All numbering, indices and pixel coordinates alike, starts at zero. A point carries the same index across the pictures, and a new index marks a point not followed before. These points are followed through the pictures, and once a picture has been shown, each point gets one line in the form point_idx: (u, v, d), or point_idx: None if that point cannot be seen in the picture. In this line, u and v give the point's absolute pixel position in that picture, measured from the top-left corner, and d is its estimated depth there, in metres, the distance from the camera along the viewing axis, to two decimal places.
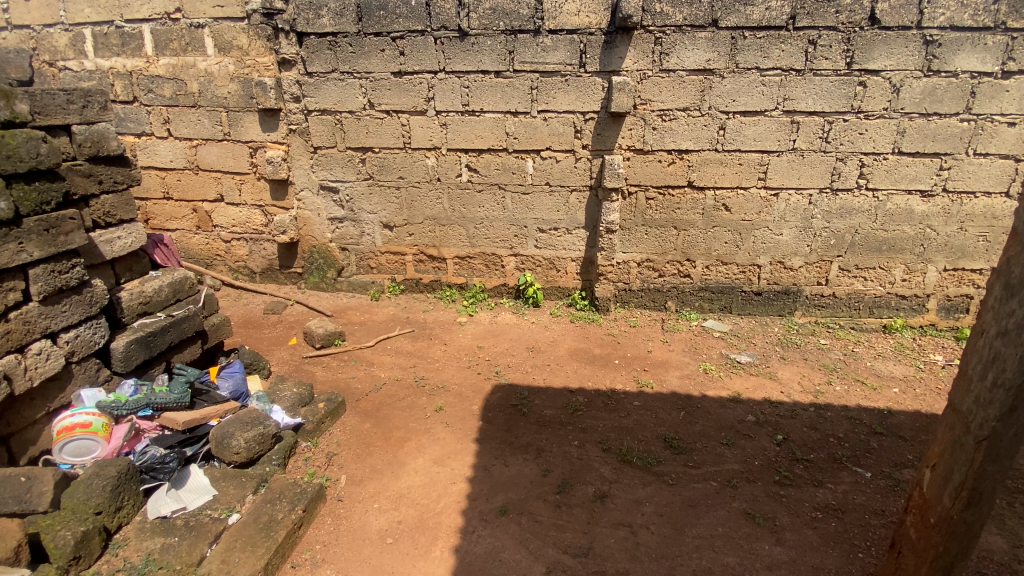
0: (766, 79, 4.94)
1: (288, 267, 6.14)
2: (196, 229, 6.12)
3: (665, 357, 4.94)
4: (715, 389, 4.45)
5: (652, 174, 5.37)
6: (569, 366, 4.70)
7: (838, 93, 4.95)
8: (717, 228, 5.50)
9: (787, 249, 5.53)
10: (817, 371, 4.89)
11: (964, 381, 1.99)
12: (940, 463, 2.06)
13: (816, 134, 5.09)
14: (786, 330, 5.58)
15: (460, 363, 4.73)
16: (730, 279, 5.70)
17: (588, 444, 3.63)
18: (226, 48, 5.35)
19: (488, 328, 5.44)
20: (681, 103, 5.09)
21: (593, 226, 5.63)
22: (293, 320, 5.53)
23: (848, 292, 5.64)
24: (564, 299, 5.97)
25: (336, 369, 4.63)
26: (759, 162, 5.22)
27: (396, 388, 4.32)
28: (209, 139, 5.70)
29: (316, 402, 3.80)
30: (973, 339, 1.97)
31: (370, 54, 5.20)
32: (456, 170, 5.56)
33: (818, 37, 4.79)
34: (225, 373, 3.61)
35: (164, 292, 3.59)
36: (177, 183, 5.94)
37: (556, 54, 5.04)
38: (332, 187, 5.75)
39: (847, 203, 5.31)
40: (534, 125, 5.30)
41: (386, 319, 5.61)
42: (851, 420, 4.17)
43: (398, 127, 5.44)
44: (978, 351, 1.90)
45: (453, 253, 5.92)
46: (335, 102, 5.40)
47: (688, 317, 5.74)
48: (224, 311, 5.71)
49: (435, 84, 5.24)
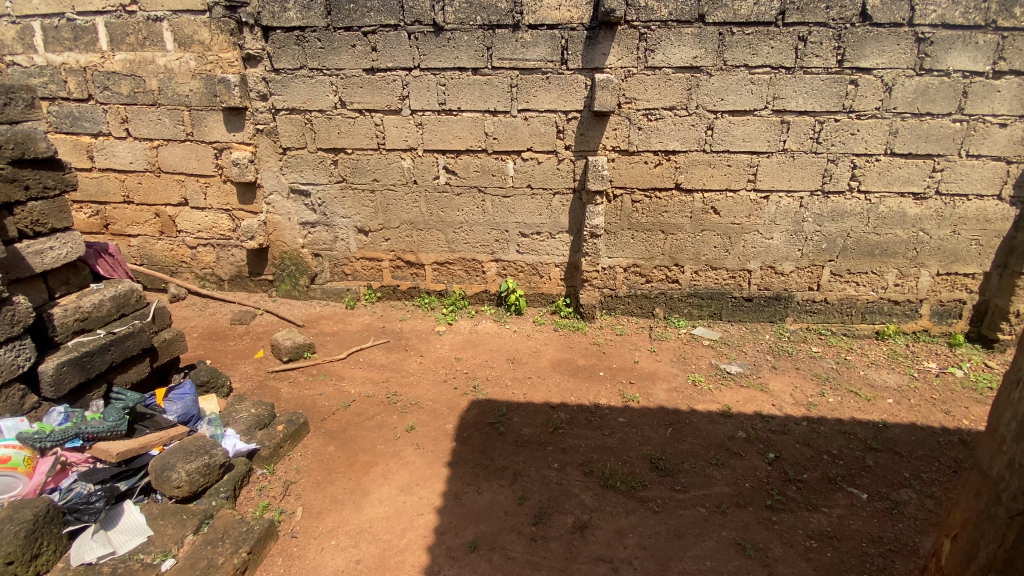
0: (755, 77, 4.74)
1: (258, 275, 5.84)
2: (160, 235, 5.80)
3: (653, 368, 4.71)
4: (704, 403, 4.23)
5: (638, 176, 5.14)
6: (551, 378, 4.46)
7: (829, 91, 4.75)
8: (705, 232, 5.29)
9: (777, 254, 5.33)
10: (809, 381, 4.70)
11: (992, 438, 1.76)
12: (963, 534, 1.84)
13: (807, 135, 4.90)
14: (778, 337, 5.39)
15: (436, 377, 4.47)
16: (720, 284, 5.50)
17: (569, 466, 3.39)
18: (187, 43, 5.06)
19: (468, 337, 5.18)
20: (667, 102, 4.87)
21: (577, 230, 5.40)
22: (262, 331, 5.23)
23: (841, 297, 5.46)
24: (547, 307, 5.72)
25: (303, 385, 4.35)
26: (748, 163, 5.02)
27: (366, 405, 4.06)
28: (171, 139, 5.39)
29: (276, 423, 3.54)
30: (1006, 391, 1.73)
31: (340, 49, 4.92)
32: (433, 172, 5.29)
33: (808, 34, 4.59)
34: (173, 396, 3.39)
35: (105, 307, 3.35)
36: (138, 186, 5.62)
37: (536, 51, 4.79)
38: (302, 190, 5.46)
39: (839, 206, 5.12)
40: (514, 125, 5.05)
41: (360, 329, 5.32)
42: (845, 435, 3.97)
43: (371, 127, 5.16)
44: (1013, 406, 1.67)
45: (432, 259, 5.65)
46: (304, 100, 5.11)
47: (676, 324, 5.53)
48: (188, 322, 5.40)
49: (409, 82, 4.97)
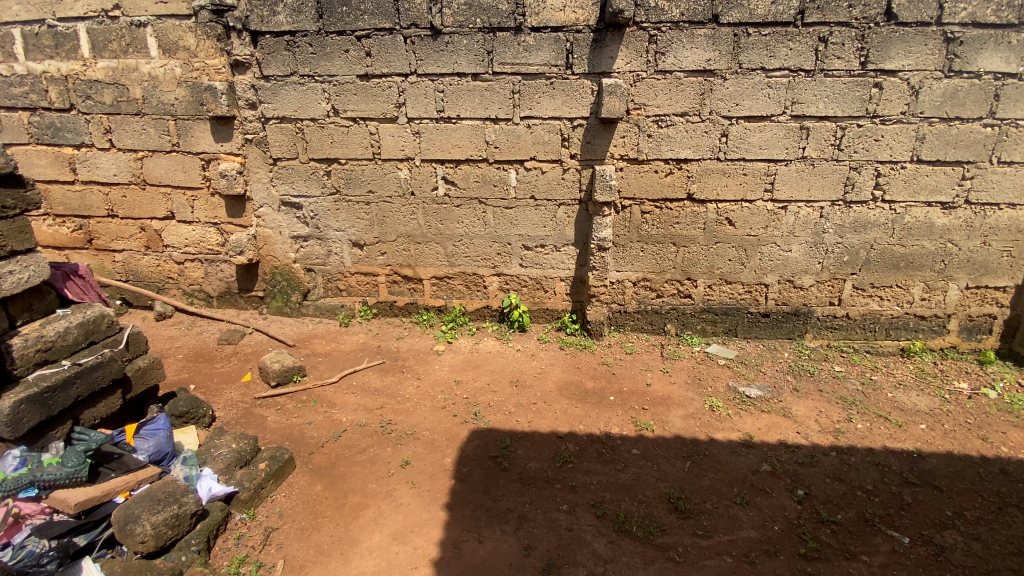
0: (772, 81, 4.46)
1: (248, 291, 5.55)
2: (146, 249, 5.53)
3: (666, 391, 4.40)
4: (723, 431, 3.92)
5: (648, 186, 4.86)
6: (558, 404, 4.15)
7: (851, 95, 4.47)
8: (720, 244, 5.00)
9: (796, 267, 5.03)
10: (835, 405, 4.37)
11: None
12: None
13: (827, 141, 4.61)
14: (797, 355, 5.08)
15: (435, 402, 4.17)
16: (735, 299, 5.20)
17: (579, 508, 3.09)
18: (172, 49, 4.81)
19: (468, 357, 4.88)
20: (678, 107, 4.59)
21: (584, 243, 5.12)
22: (250, 352, 4.95)
23: (864, 312, 5.15)
24: (553, 323, 5.42)
25: (292, 413, 4.06)
26: (765, 172, 4.73)
27: (358, 435, 3.76)
28: (156, 150, 5.13)
29: (259, 460, 3.24)
30: None
31: (333, 55, 4.66)
32: (431, 183, 5.02)
33: (830, 34, 4.32)
34: (144, 432, 3.11)
35: (71, 334, 3.07)
36: (122, 199, 5.35)
37: (539, 55, 4.53)
38: (293, 202, 5.19)
39: (862, 216, 4.82)
40: (516, 133, 4.78)
41: (354, 349, 5.03)
42: (878, 467, 3.66)
43: (367, 136, 4.89)
44: None
45: (430, 274, 5.36)
46: (295, 108, 4.85)
47: (689, 342, 5.22)
48: (174, 342, 5.12)
49: (406, 89, 4.70)
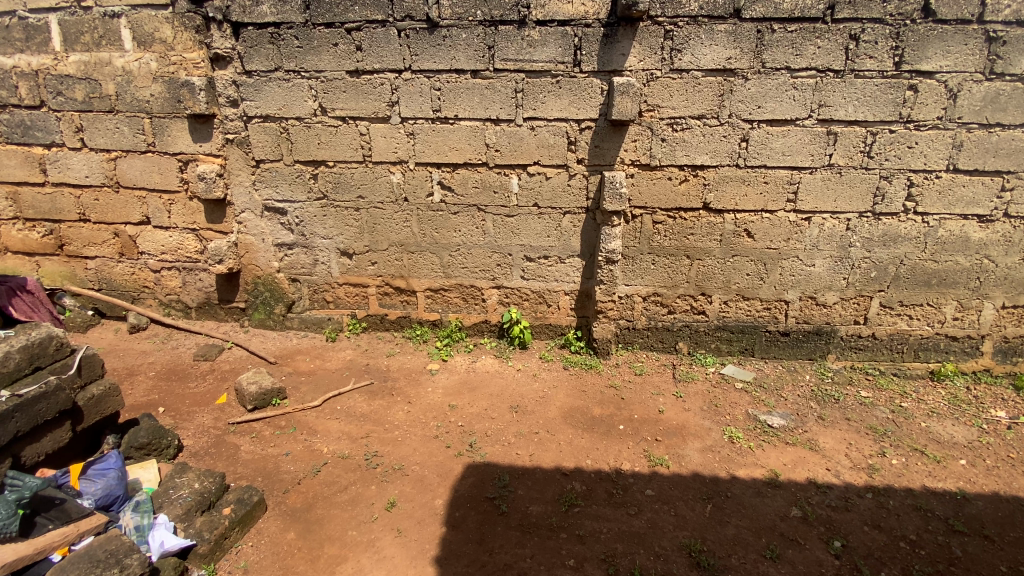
0: (798, 81, 4.10)
1: (229, 302, 5.17)
2: (119, 257, 5.15)
3: (680, 419, 4.02)
4: (745, 467, 3.54)
5: (661, 194, 4.49)
6: (561, 434, 3.77)
7: (884, 98, 4.11)
8: (737, 257, 4.63)
9: (819, 282, 4.66)
10: (864, 436, 3.99)
11: None
12: None
13: (857, 148, 4.24)
14: (819, 378, 4.69)
15: (426, 431, 3.78)
16: (752, 317, 4.82)
17: (587, 564, 2.72)
18: (147, 42, 4.44)
19: (464, 378, 4.49)
20: (696, 109, 4.23)
21: (590, 254, 4.74)
22: (228, 370, 4.57)
23: (891, 332, 4.77)
24: (555, 340, 5.03)
25: (268, 443, 3.68)
26: (788, 180, 4.36)
27: (339, 471, 3.38)
28: (130, 151, 4.75)
29: (223, 504, 2.91)
30: None
31: (321, 48, 4.29)
32: (427, 189, 4.64)
33: (862, 32, 3.96)
34: (91, 474, 2.78)
35: (13, 359, 2.78)
36: (94, 203, 4.98)
37: (545, 51, 4.16)
38: (277, 207, 4.82)
39: (892, 229, 4.45)
40: (519, 135, 4.41)
41: (340, 367, 4.64)
42: (921, 513, 3.28)
43: (357, 136, 4.52)
44: None
45: (424, 285, 4.98)
46: (279, 106, 4.48)
47: (703, 362, 4.83)
48: (146, 358, 4.73)
49: (399, 86, 4.34)
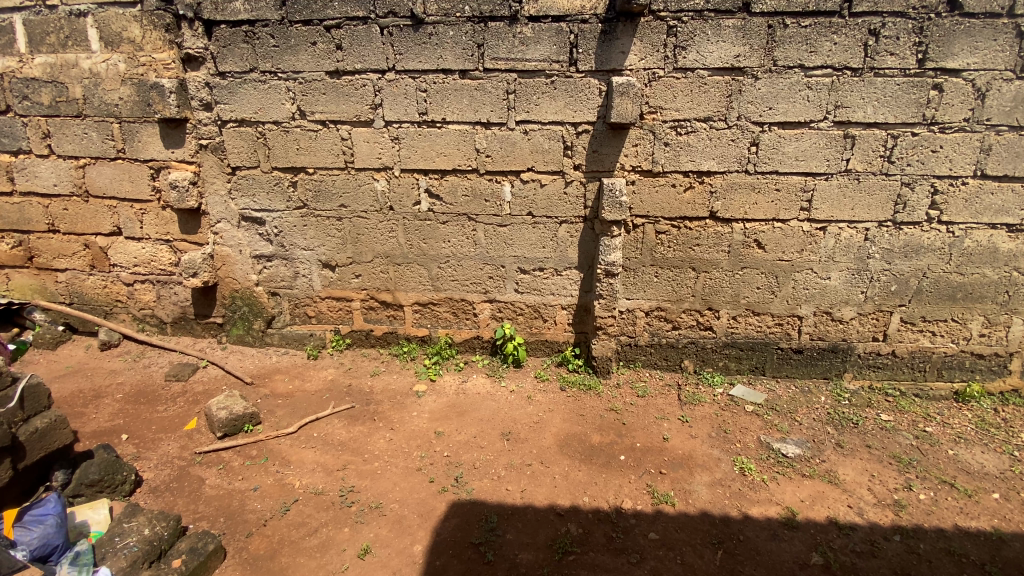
0: (813, 81, 3.79)
1: (206, 317, 4.87)
2: (91, 269, 4.87)
3: (687, 448, 3.69)
4: (758, 505, 3.22)
5: (664, 202, 4.17)
6: (556, 465, 3.45)
7: (906, 98, 3.79)
8: (747, 270, 4.30)
9: (836, 296, 4.33)
10: (887, 467, 3.66)
11: None
12: None
13: (876, 152, 3.92)
14: (835, 400, 4.35)
15: (409, 462, 3.47)
16: (763, 333, 4.49)
17: None
18: (115, 42, 4.17)
19: (452, 400, 4.17)
20: (702, 110, 3.92)
21: (588, 266, 4.43)
22: (201, 392, 4.27)
23: (913, 350, 4.44)
24: (552, 357, 4.71)
25: (236, 475, 3.38)
26: (801, 187, 4.04)
27: (311, 510, 3.08)
28: (100, 158, 4.47)
29: (175, 554, 2.65)
30: None
31: (298, 47, 4.00)
32: (413, 197, 4.34)
33: (882, 26, 3.65)
34: (26, 521, 2.58)
35: None
36: (64, 213, 4.70)
37: (538, 49, 3.86)
38: (254, 217, 4.53)
39: (914, 239, 4.12)
40: (511, 140, 4.10)
41: (321, 389, 4.32)
42: (954, 558, 2.95)
43: (338, 142, 4.22)
44: None
45: (411, 299, 4.67)
46: (255, 110, 4.19)
47: (710, 382, 4.50)
48: (115, 379, 4.43)
49: (383, 87, 4.04)
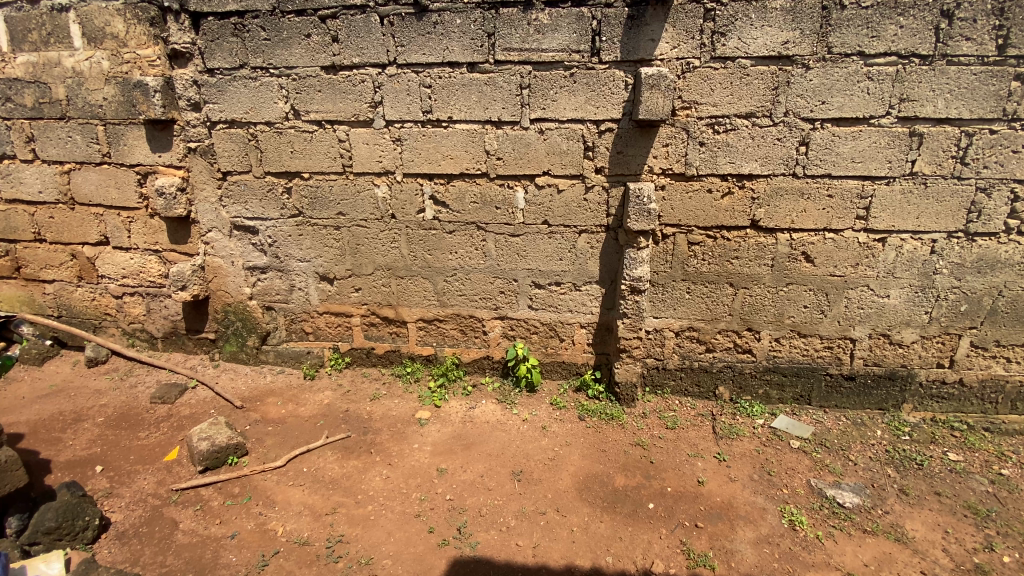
0: (874, 71, 3.27)
1: (198, 332, 4.54)
2: (79, 281, 4.59)
3: (725, 494, 3.22)
4: (814, 571, 2.73)
5: (697, 210, 3.69)
6: (574, 516, 3.01)
7: (983, 90, 3.25)
8: (793, 286, 3.79)
9: (895, 317, 3.79)
10: (962, 520, 3.12)
11: None
12: None
13: (947, 152, 3.38)
14: (895, 434, 3.79)
15: (407, 506, 3.08)
16: (810, 357, 3.97)
17: None
18: (98, 38, 3.87)
19: (458, 430, 3.75)
20: (743, 105, 3.43)
21: (611, 280, 3.97)
22: (187, 416, 3.93)
23: (983, 378, 3.87)
24: (569, 381, 4.25)
25: (214, 518, 3.02)
26: (858, 193, 3.52)
27: (292, 566, 2.71)
28: (85, 163, 4.18)
29: None
30: None
31: (291, 40, 3.64)
32: (417, 204, 3.94)
33: (956, 6, 3.13)
34: None
35: None
36: (50, 221, 4.43)
37: (555, 37, 3.42)
38: (247, 226, 4.18)
39: (989, 252, 3.56)
40: (526, 140, 3.67)
41: (315, 414, 3.94)
42: None
43: (335, 144, 3.85)
44: None
45: (416, 315, 4.27)
46: (246, 109, 3.84)
47: (749, 411, 3.99)
48: (98, 400, 4.12)
49: (383, 83, 3.65)
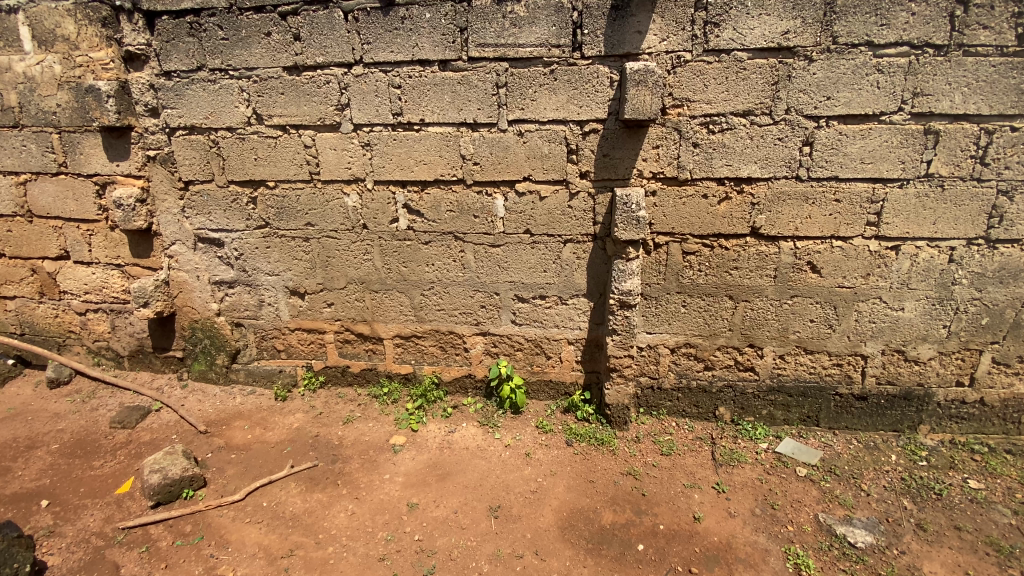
0: (884, 62, 2.96)
1: (165, 350, 4.29)
2: (40, 297, 4.36)
3: (723, 533, 2.91)
4: None
5: (692, 217, 3.38)
6: (555, 559, 2.73)
7: (1003, 84, 2.93)
8: (798, 299, 3.47)
9: (911, 331, 3.46)
10: (990, 563, 2.79)
11: None
12: None
13: (966, 151, 3.06)
14: (912, 459, 3.45)
15: (371, 548, 2.80)
16: (817, 375, 3.64)
17: None
18: (48, 40, 3.64)
19: (434, 458, 3.46)
20: (740, 102, 3.13)
21: (600, 293, 3.67)
22: (147, 443, 3.68)
23: (1006, 397, 3.53)
24: (558, 401, 3.96)
25: (159, 562, 2.75)
26: (869, 197, 3.20)
27: None
28: (41, 173, 3.95)
29: None
30: None
31: (251, 40, 3.38)
32: (390, 213, 3.67)
33: None
34: None
35: None
36: (8, 235, 4.21)
37: (533, 31, 3.14)
38: (212, 238, 3.93)
39: (1012, 260, 3.23)
40: (504, 143, 3.39)
41: (283, 440, 3.67)
42: None
43: (301, 149, 3.59)
44: None
45: (392, 332, 4.00)
46: (206, 114, 3.59)
47: (752, 434, 3.67)
48: (56, 425, 3.88)
49: (349, 84, 3.38)
